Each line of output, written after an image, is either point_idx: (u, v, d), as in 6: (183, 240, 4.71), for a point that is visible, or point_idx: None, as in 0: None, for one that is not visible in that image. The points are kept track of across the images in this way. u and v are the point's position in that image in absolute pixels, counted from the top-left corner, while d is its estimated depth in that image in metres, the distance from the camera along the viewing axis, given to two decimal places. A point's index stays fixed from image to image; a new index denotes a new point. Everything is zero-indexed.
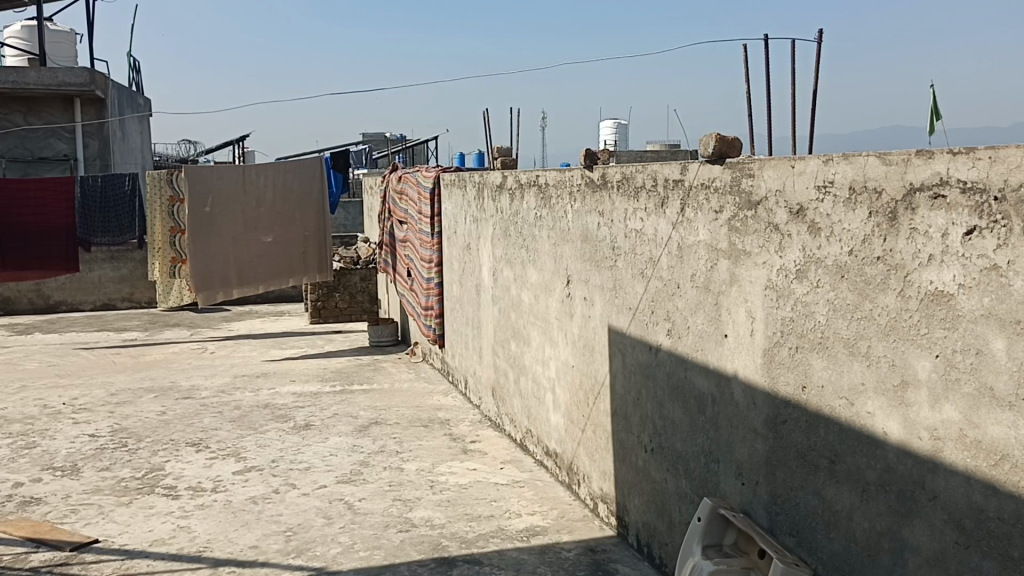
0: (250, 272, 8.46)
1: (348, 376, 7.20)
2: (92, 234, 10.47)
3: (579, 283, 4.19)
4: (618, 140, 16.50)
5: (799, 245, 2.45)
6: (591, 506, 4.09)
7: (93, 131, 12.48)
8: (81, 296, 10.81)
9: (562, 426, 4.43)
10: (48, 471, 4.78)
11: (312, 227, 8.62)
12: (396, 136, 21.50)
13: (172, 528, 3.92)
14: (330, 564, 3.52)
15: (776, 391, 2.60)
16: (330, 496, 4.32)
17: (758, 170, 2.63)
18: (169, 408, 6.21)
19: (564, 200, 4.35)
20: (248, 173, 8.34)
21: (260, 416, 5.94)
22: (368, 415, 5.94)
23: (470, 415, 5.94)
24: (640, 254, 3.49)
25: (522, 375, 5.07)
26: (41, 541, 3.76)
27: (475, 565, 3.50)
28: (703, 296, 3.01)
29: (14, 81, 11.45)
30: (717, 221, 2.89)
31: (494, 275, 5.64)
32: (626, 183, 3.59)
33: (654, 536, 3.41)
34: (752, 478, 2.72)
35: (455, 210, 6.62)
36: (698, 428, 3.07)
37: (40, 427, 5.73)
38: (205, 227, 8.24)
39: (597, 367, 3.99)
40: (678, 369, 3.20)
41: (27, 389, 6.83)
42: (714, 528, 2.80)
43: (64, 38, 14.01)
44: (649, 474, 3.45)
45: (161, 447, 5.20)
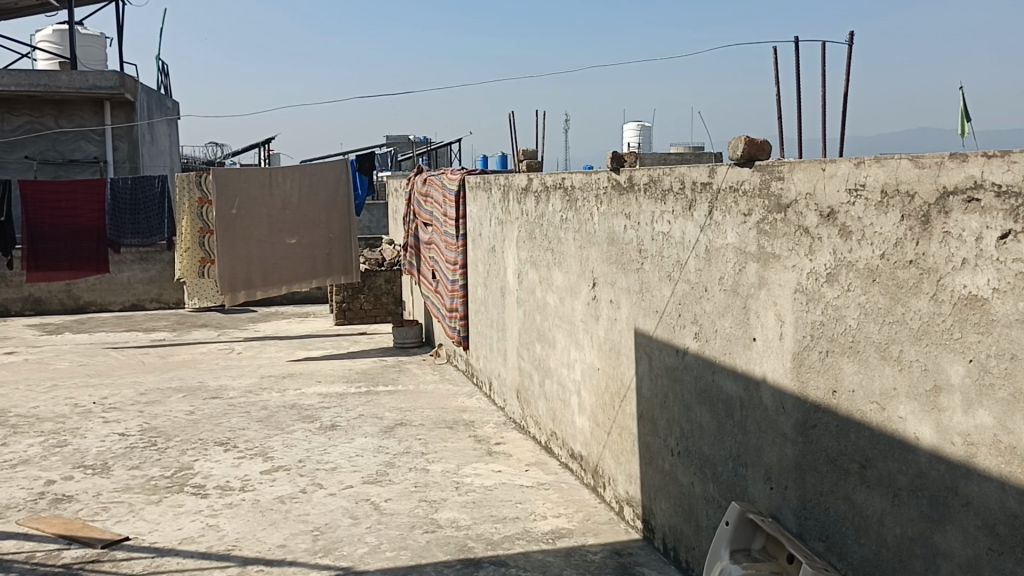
0: (275, 274, 8.53)
1: (373, 377, 7.25)
2: (122, 236, 10.58)
3: (605, 285, 4.18)
4: (641, 142, 16.44)
5: (830, 248, 2.44)
6: (616, 509, 4.08)
7: (123, 134, 12.65)
8: (109, 297, 10.92)
9: (587, 429, 4.43)
10: (79, 469, 4.85)
11: (337, 229, 8.66)
12: (420, 139, 21.58)
13: (201, 526, 3.97)
14: (356, 564, 3.54)
15: (806, 396, 2.58)
16: (355, 496, 4.34)
17: (788, 173, 2.62)
18: (197, 407, 6.27)
19: (590, 202, 4.35)
20: (275, 175, 8.43)
21: (286, 417, 5.98)
22: (394, 416, 5.97)
23: (495, 417, 5.95)
24: (667, 257, 3.48)
25: (547, 377, 5.08)
26: (73, 538, 3.81)
27: (501, 567, 3.50)
28: (731, 299, 3.00)
29: (45, 85, 11.64)
30: (746, 224, 2.89)
31: (520, 277, 5.64)
32: (653, 185, 3.59)
33: (681, 540, 3.40)
34: (781, 481, 2.71)
35: (480, 213, 6.63)
36: (725, 432, 3.06)
37: (71, 425, 5.81)
38: (231, 229, 8.34)
39: (623, 370, 3.98)
40: (706, 373, 3.19)
41: (58, 388, 6.93)
42: (743, 532, 2.78)
43: (94, 42, 14.21)
44: (676, 478, 3.44)
45: (190, 447, 5.25)
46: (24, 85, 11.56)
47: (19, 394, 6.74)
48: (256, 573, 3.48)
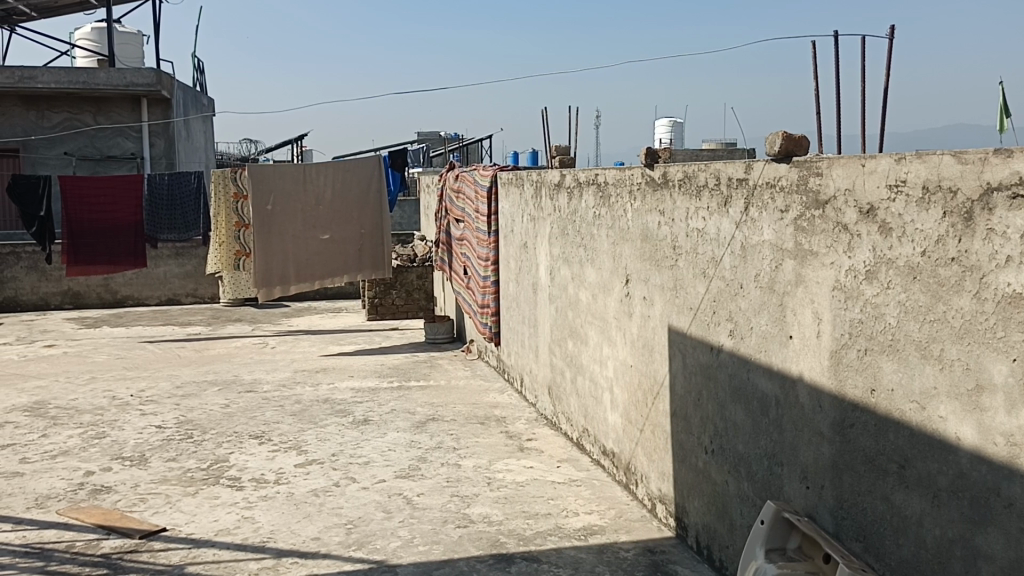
0: (308, 269, 8.59)
1: (405, 373, 7.28)
2: (159, 232, 10.75)
3: (638, 282, 4.16)
4: (673, 138, 16.32)
5: (869, 246, 2.41)
6: (649, 507, 4.06)
7: (159, 131, 12.81)
8: (146, 291, 11.19)
9: (620, 426, 4.42)
10: (118, 460, 4.93)
11: (369, 225, 8.71)
12: (451, 136, 21.60)
13: (236, 518, 4.01)
14: (390, 558, 3.56)
15: (843, 395, 2.56)
16: (388, 490, 4.37)
17: (827, 169, 2.59)
18: (232, 400, 6.35)
19: (624, 198, 4.33)
20: (309, 172, 8.48)
21: (320, 410, 6.03)
22: (425, 411, 6.00)
23: (526, 413, 5.96)
24: (702, 254, 3.46)
25: (579, 374, 5.07)
26: (112, 528, 3.87)
27: (533, 563, 3.51)
28: (767, 297, 2.97)
29: (83, 82, 11.82)
30: (783, 221, 2.86)
31: (552, 274, 5.64)
32: (688, 182, 3.57)
33: (714, 539, 3.38)
34: (818, 480, 2.69)
35: (512, 209, 6.64)
36: (760, 431, 3.03)
37: (109, 417, 5.91)
38: (266, 224, 8.39)
39: (655, 367, 3.96)
40: (741, 371, 3.17)
41: (97, 381, 7.05)
42: (779, 532, 2.76)
43: (132, 40, 14.43)
44: (709, 476, 3.42)
45: (225, 440, 5.31)
46: (63, 82, 11.77)
47: (59, 386, 6.87)
48: (291, 565, 3.52)
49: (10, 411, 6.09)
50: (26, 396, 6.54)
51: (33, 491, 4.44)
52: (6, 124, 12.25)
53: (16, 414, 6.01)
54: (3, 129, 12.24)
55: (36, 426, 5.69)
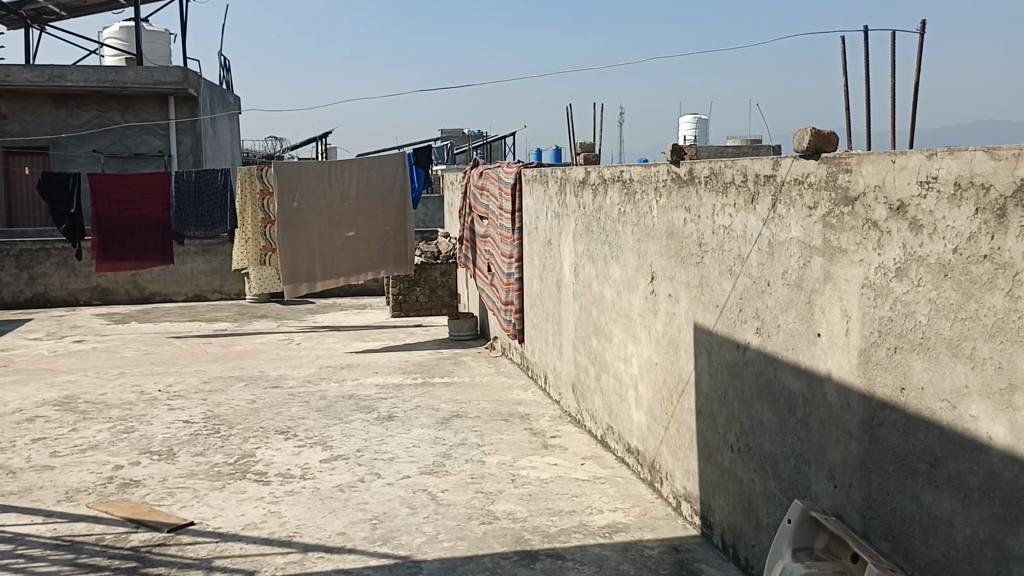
0: (334, 266, 8.63)
1: (429, 369, 7.30)
2: (186, 229, 10.61)
3: (664, 279, 4.15)
4: (697, 135, 16.23)
5: (899, 243, 2.38)
6: (674, 505, 4.05)
7: (186, 129, 12.93)
8: (173, 288, 11.33)
9: (644, 423, 4.40)
10: (146, 455, 4.98)
11: (393, 222, 8.75)
12: (476, 133, 21.62)
13: (263, 512, 4.05)
14: (414, 553, 3.58)
15: (872, 393, 2.53)
16: (413, 486, 4.39)
17: (856, 165, 2.56)
18: (258, 396, 6.41)
19: (649, 195, 4.31)
20: (333, 169, 8.51)
21: (344, 406, 6.07)
22: (450, 408, 6.01)
23: (550, 411, 5.95)
24: (728, 251, 3.44)
25: (603, 371, 5.06)
26: (141, 522, 3.92)
27: (557, 560, 3.51)
28: (795, 294, 2.95)
29: (112, 80, 11.94)
30: (811, 217, 2.84)
31: (576, 271, 5.63)
32: (714, 178, 3.55)
33: (740, 538, 3.36)
34: (846, 480, 2.66)
35: (536, 206, 6.63)
36: (787, 430, 3.01)
37: (138, 412, 5.98)
38: (292, 221, 8.43)
39: (681, 365, 3.95)
40: (767, 369, 3.15)
41: (125, 376, 7.13)
42: (806, 531, 2.74)
43: (159, 39, 14.57)
44: (735, 475, 3.41)
45: (251, 435, 5.36)
46: (92, 80, 11.90)
47: (88, 381, 6.96)
48: (317, 559, 3.54)
49: (41, 405, 6.18)
50: (57, 390, 6.63)
51: (64, 484, 4.50)
52: (36, 122, 12.42)
53: (47, 408, 6.10)
54: (33, 127, 12.40)
55: (66, 420, 5.77)
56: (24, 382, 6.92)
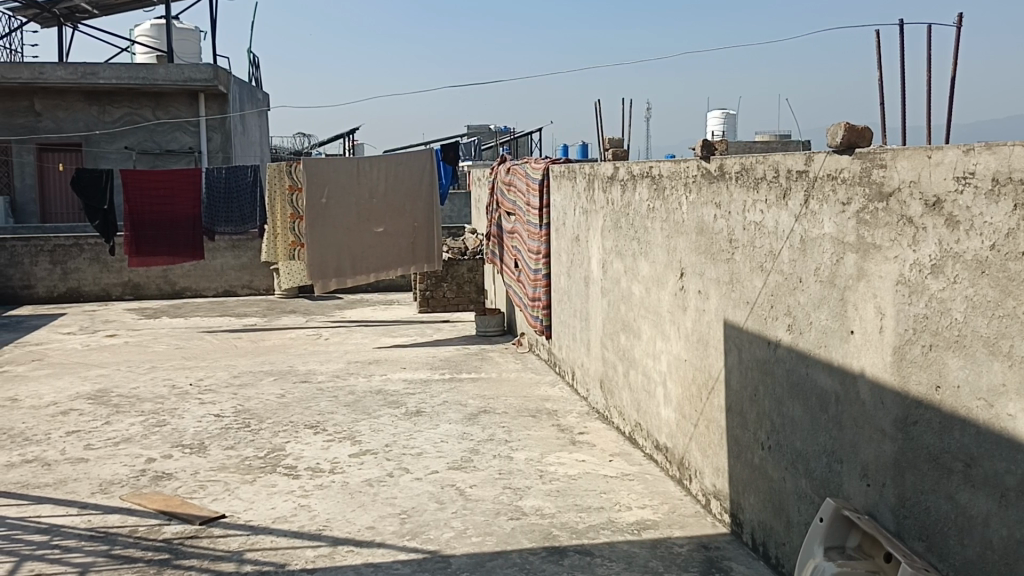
0: (362, 262, 8.68)
1: (457, 365, 7.32)
2: (216, 225, 10.70)
3: (693, 276, 4.12)
4: (726, 130, 16.07)
5: (935, 239, 2.35)
6: (703, 502, 4.03)
7: (217, 125, 13.04)
8: (204, 283, 11.47)
9: (673, 420, 4.38)
10: (178, 448, 5.04)
11: (421, 218, 8.77)
12: (502, 129, 21.57)
13: (293, 506, 4.08)
14: (443, 548, 3.59)
15: (906, 391, 2.50)
16: (441, 481, 4.40)
17: (891, 160, 2.54)
18: (288, 390, 6.46)
19: (678, 191, 4.29)
20: (362, 165, 8.56)
21: (373, 401, 6.10)
22: (477, 403, 6.02)
23: (578, 407, 5.94)
24: (759, 247, 3.41)
25: (632, 368, 5.04)
26: (173, 514, 3.96)
27: (586, 556, 3.50)
28: (828, 291, 2.92)
29: (144, 78, 12.10)
30: (845, 213, 2.80)
31: (604, 267, 5.62)
32: (745, 174, 3.53)
33: (771, 536, 3.34)
34: (879, 478, 2.64)
35: (564, 201, 6.62)
36: (820, 427, 2.98)
37: (169, 405, 6.05)
38: (321, 217, 8.51)
39: (711, 362, 3.92)
40: (799, 366, 3.12)
41: (157, 370, 7.22)
42: (838, 530, 2.72)
43: (190, 36, 14.72)
44: (766, 473, 3.38)
45: (281, 429, 5.40)
46: (123, 78, 12.04)
47: (121, 375, 7.05)
48: (346, 553, 3.56)
49: (75, 399, 6.27)
50: (90, 384, 6.73)
51: (98, 477, 4.57)
52: (69, 120, 12.59)
53: (81, 401, 6.19)
54: (66, 124, 12.59)
55: (99, 413, 5.85)
56: (58, 376, 7.03)
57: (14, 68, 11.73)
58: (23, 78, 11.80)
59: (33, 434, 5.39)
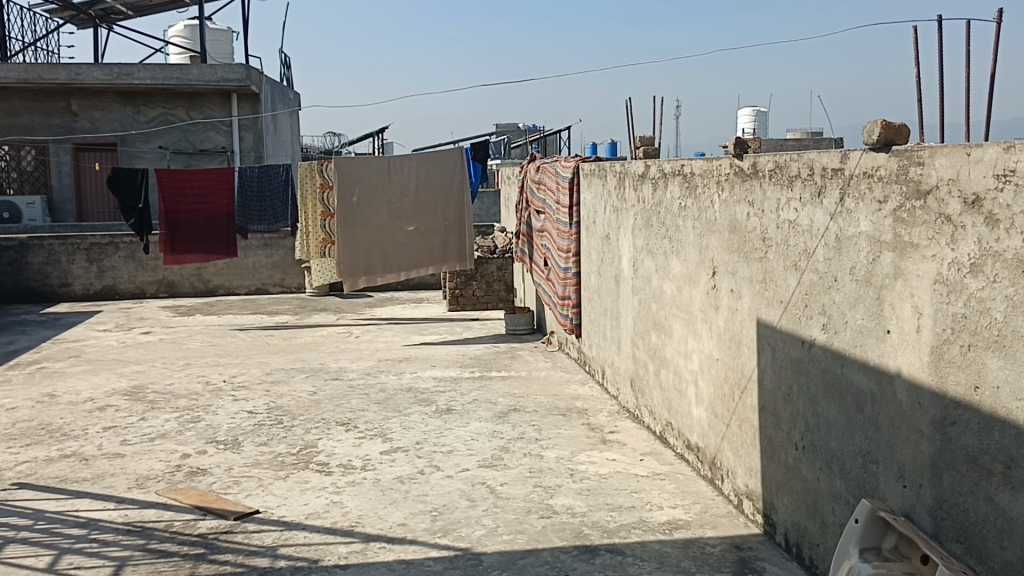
0: (393, 260, 8.72)
1: (487, 363, 7.33)
2: (249, 223, 10.86)
3: (726, 275, 4.10)
4: (756, 128, 15.96)
5: (975, 238, 2.32)
6: (735, 502, 4.01)
7: (249, 125, 13.16)
8: (236, 281, 11.59)
9: (705, 420, 4.36)
10: (212, 444, 5.10)
11: (452, 216, 8.78)
12: (531, 127, 21.57)
13: (326, 502, 4.11)
14: (474, 546, 3.60)
15: (945, 391, 2.47)
16: (472, 479, 4.42)
17: (929, 158, 2.51)
18: (319, 388, 6.51)
19: (711, 189, 4.27)
20: (392, 164, 8.59)
21: (403, 399, 6.13)
22: (507, 401, 6.04)
23: (608, 406, 5.93)
24: (793, 246, 3.38)
25: (663, 367, 5.02)
26: (208, 510, 4.01)
27: (618, 555, 3.50)
28: (864, 290, 2.89)
29: (178, 78, 12.25)
30: (881, 212, 2.77)
31: (636, 266, 5.59)
32: (780, 172, 3.50)
33: (805, 537, 3.31)
34: (916, 479, 2.61)
35: (595, 200, 6.60)
36: (855, 428, 2.95)
37: (204, 402, 6.12)
38: (351, 216, 8.57)
39: (744, 361, 3.89)
40: (834, 366, 3.09)
41: (191, 367, 7.31)
42: (874, 531, 2.69)
43: (222, 36, 14.88)
44: (800, 473, 3.35)
45: (313, 426, 5.45)
46: (158, 78, 12.21)
47: (156, 371, 7.15)
48: (379, 550, 3.59)
49: (111, 395, 6.36)
50: (126, 381, 6.83)
51: (134, 472, 4.63)
52: (105, 120, 12.79)
53: (116, 397, 6.28)
54: (102, 124, 12.78)
55: (135, 409, 5.94)
56: (95, 372, 7.14)
57: (51, 69, 11.92)
58: (60, 79, 11.99)
59: (71, 429, 5.48)
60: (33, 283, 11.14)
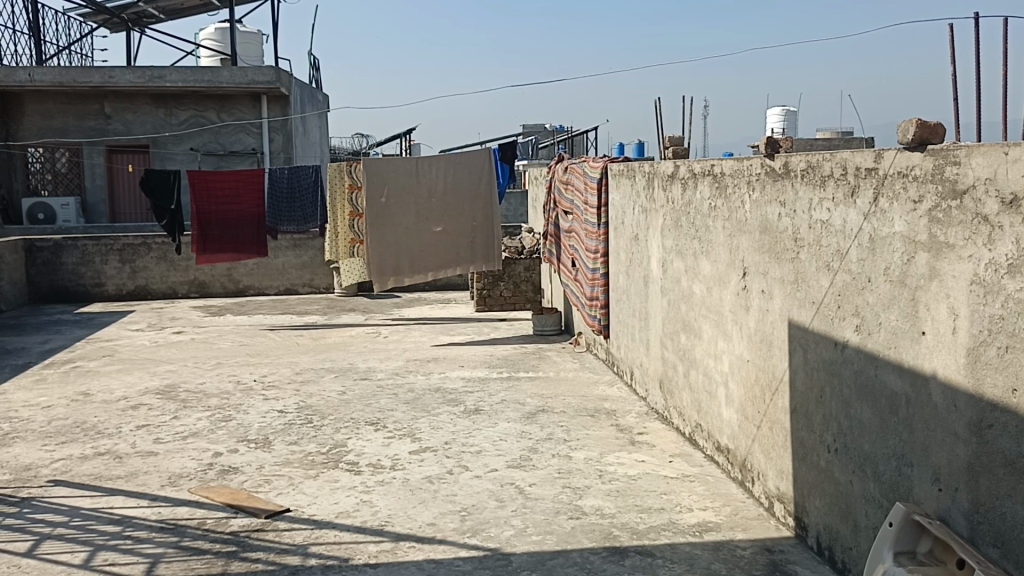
0: (421, 261, 8.77)
1: (515, 364, 7.33)
2: (280, 223, 11.03)
3: (757, 275, 4.07)
4: (786, 127, 15.82)
5: (1013, 238, 2.28)
6: (766, 505, 3.98)
7: (278, 127, 13.27)
8: (266, 282, 11.69)
9: (735, 421, 4.34)
10: (244, 443, 5.15)
11: (479, 217, 8.78)
12: (559, 128, 21.54)
13: (355, 501, 4.14)
14: (504, 546, 3.61)
15: (981, 394, 2.44)
16: (501, 480, 4.42)
17: (966, 157, 2.47)
18: (349, 388, 6.55)
19: (741, 188, 4.24)
20: (421, 164, 8.62)
21: (431, 399, 6.15)
22: (536, 402, 6.04)
23: (637, 407, 5.91)
24: (826, 246, 3.35)
25: (692, 368, 5.00)
26: (240, 508, 4.05)
27: (648, 557, 3.49)
28: (898, 291, 2.85)
29: (208, 81, 12.34)
30: (915, 211, 2.74)
31: (665, 266, 5.57)
32: (812, 171, 3.47)
33: (837, 540, 3.28)
34: (951, 483, 2.57)
35: (624, 200, 6.58)
36: (889, 430, 2.92)
37: (235, 401, 6.18)
38: (380, 216, 8.62)
39: (775, 362, 3.86)
40: (868, 367, 3.06)
41: (222, 366, 7.38)
42: (908, 534, 2.66)
43: (252, 39, 15.02)
44: (832, 476, 3.32)
45: (343, 425, 5.48)
46: (189, 81, 12.32)
47: (188, 371, 7.23)
48: (408, 549, 3.61)
49: (144, 394, 6.44)
50: (159, 380, 6.91)
51: (167, 470, 4.69)
52: (138, 122, 12.96)
53: (149, 396, 6.35)
54: (134, 126, 12.94)
55: (168, 408, 6.01)
56: (128, 371, 7.23)
57: (85, 72, 12.09)
58: (94, 82, 12.16)
59: (104, 428, 5.55)
60: (68, 283, 11.31)
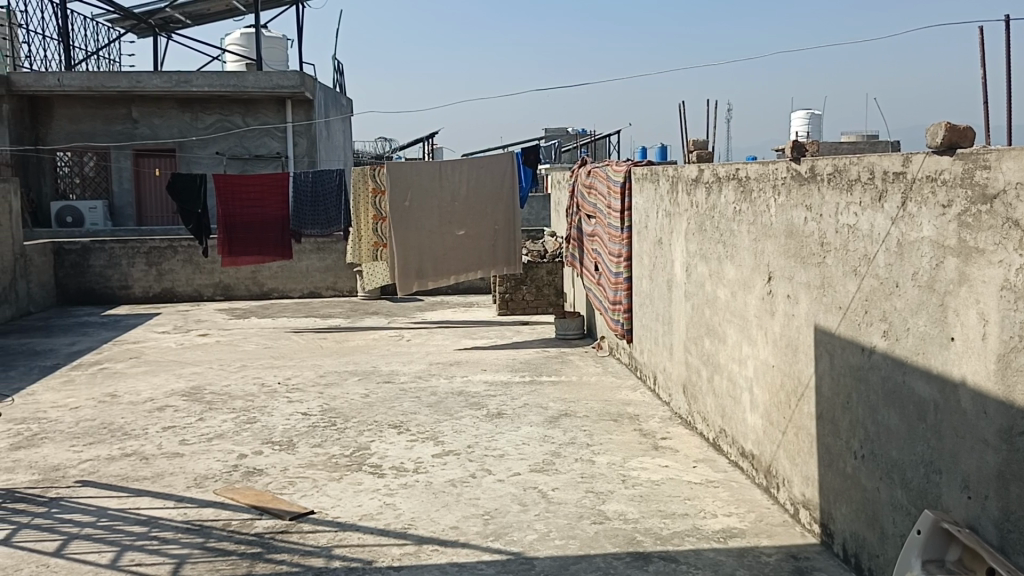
0: (443, 264, 8.78)
1: (537, 368, 7.33)
2: (303, 226, 10.89)
3: (782, 280, 4.04)
4: (811, 131, 15.69)
5: None
6: (791, 512, 3.95)
7: (303, 131, 13.37)
8: (290, 284, 11.77)
9: (760, 427, 4.31)
10: (268, 445, 5.18)
11: (501, 220, 8.80)
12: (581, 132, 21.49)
13: (379, 504, 4.15)
14: (526, 550, 3.60)
15: (1012, 401, 2.40)
16: (524, 484, 4.42)
17: (996, 161, 2.44)
18: (372, 390, 6.57)
19: (767, 193, 4.22)
20: (443, 168, 8.63)
21: (454, 402, 6.16)
22: (558, 406, 6.03)
23: (660, 412, 5.89)
24: (853, 251, 3.32)
25: (716, 373, 4.97)
26: (265, 509, 4.08)
27: (672, 562, 3.47)
28: (927, 296, 2.82)
29: (233, 85, 12.49)
30: (945, 216, 2.71)
31: (688, 270, 5.55)
32: (839, 175, 3.44)
33: (863, 547, 3.25)
34: (981, 490, 2.54)
35: (647, 204, 6.56)
36: (917, 436, 2.89)
37: (259, 403, 6.23)
38: (403, 219, 8.64)
39: (801, 367, 3.83)
40: (896, 373, 3.02)
41: (247, 368, 7.44)
42: (936, 542, 2.63)
43: (278, 44, 15.15)
44: (858, 482, 3.30)
45: (366, 428, 5.50)
46: (215, 85, 12.45)
47: (213, 372, 7.29)
48: (432, 552, 3.61)
49: (170, 395, 6.50)
50: (184, 381, 6.97)
51: (193, 471, 4.73)
52: (165, 126, 13.10)
53: (175, 398, 6.42)
54: (161, 130, 13.08)
55: (193, 410, 6.06)
56: (154, 373, 7.31)
57: (113, 78, 12.24)
58: (122, 86, 12.30)
59: (131, 429, 5.60)
60: (95, 285, 11.44)
